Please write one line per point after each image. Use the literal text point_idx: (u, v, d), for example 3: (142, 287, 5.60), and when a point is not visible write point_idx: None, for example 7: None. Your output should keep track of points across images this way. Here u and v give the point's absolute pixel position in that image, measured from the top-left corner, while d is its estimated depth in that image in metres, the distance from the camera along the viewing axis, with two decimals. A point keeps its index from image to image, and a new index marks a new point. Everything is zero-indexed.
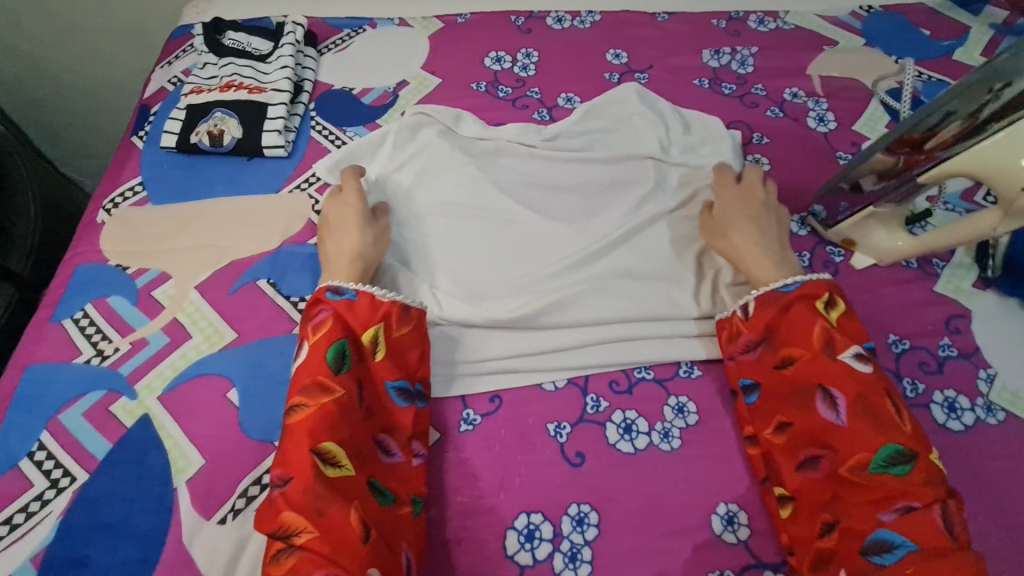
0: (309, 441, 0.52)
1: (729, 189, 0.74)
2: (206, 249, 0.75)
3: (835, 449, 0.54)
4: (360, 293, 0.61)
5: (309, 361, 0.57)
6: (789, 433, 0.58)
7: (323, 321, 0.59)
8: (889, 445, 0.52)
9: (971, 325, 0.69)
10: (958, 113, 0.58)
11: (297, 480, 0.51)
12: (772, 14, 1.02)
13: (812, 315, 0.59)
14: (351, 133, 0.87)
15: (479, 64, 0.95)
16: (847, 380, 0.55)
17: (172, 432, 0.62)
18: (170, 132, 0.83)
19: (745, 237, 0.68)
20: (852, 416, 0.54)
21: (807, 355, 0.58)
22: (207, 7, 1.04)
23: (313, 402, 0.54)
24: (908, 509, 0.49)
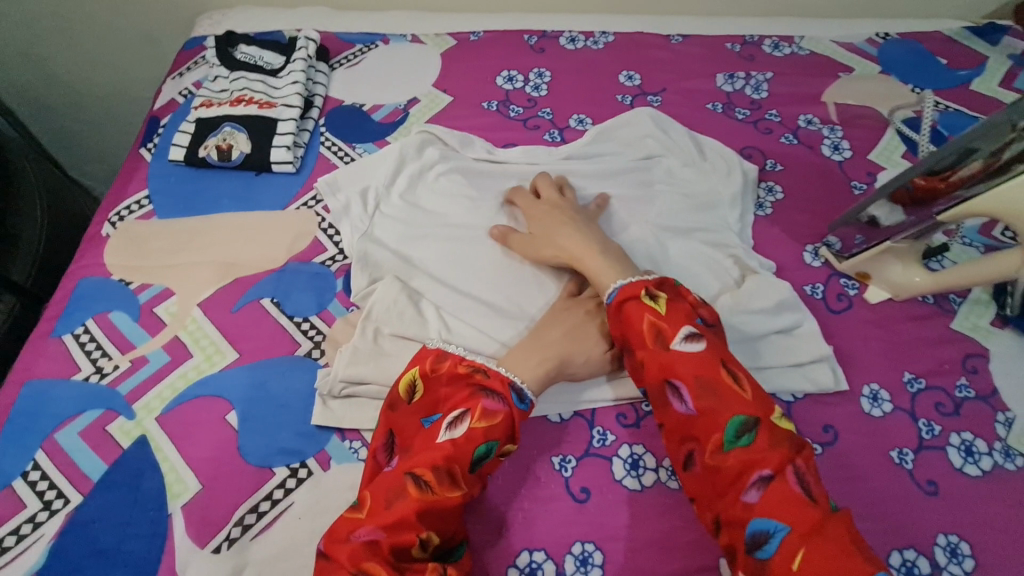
0: (420, 519, 0.50)
1: (529, 202, 0.76)
2: (211, 265, 0.74)
3: (699, 442, 0.53)
4: (531, 407, 0.60)
5: (462, 442, 0.54)
6: (666, 435, 0.56)
7: (496, 411, 0.57)
8: (734, 420, 0.51)
9: (989, 366, 0.68)
10: (980, 152, 0.57)
11: (394, 547, 0.49)
12: (787, 39, 1.02)
13: (641, 312, 0.58)
14: (360, 150, 0.86)
15: (491, 82, 0.94)
16: (684, 367, 0.54)
17: (169, 455, 0.61)
18: (179, 146, 0.83)
19: (571, 240, 0.70)
20: (699, 404, 0.53)
21: (647, 355, 0.57)
22: (220, 19, 1.04)
23: (439, 489, 0.52)
24: (764, 480, 0.48)
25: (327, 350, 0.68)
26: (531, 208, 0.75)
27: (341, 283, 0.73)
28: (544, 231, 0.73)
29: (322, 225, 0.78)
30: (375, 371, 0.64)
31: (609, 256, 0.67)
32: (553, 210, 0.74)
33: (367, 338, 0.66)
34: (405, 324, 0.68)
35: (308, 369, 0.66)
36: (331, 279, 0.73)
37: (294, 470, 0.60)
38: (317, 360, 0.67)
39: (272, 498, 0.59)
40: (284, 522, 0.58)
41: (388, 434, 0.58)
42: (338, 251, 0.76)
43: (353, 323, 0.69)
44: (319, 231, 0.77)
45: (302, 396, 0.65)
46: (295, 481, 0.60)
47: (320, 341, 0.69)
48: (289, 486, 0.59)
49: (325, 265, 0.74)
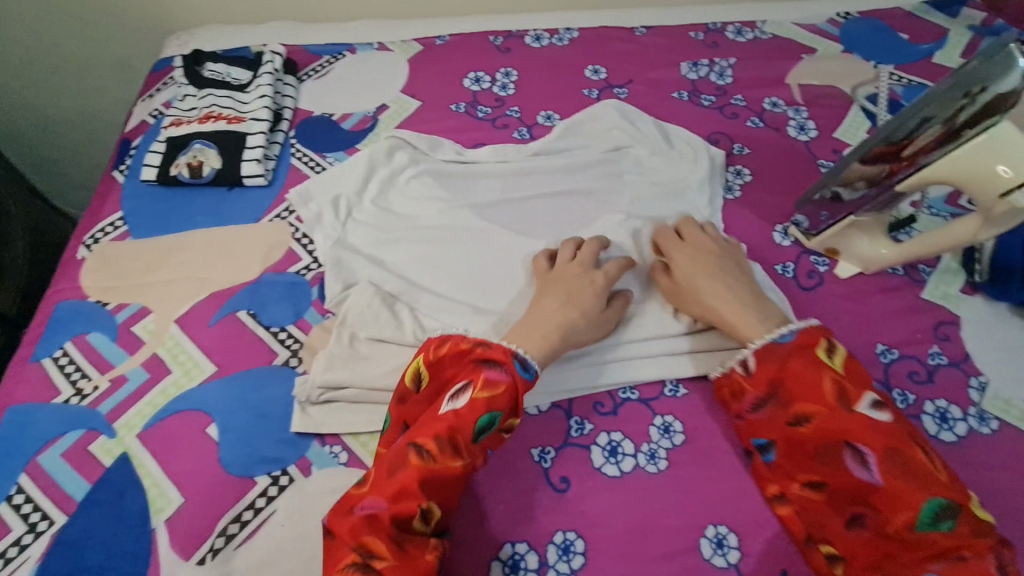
0: (421, 492, 0.51)
1: (672, 246, 0.71)
2: (187, 281, 0.75)
3: (880, 510, 0.51)
4: (536, 378, 0.59)
5: (464, 412, 0.54)
6: (825, 493, 0.54)
7: (498, 381, 0.56)
8: (930, 499, 0.49)
9: (961, 332, 0.68)
10: (936, 119, 0.56)
11: (395, 518, 0.50)
12: (750, 24, 1.03)
13: (816, 368, 0.57)
14: (331, 159, 0.87)
15: (458, 84, 0.95)
16: (873, 432, 0.52)
17: (151, 471, 0.62)
18: (150, 165, 0.84)
19: (717, 296, 0.65)
20: (885, 472, 0.51)
21: (823, 411, 0.55)
22: (188, 39, 1.05)
23: (439, 459, 0.52)
24: (959, 560, 0.47)
25: (304, 358, 0.68)
26: (676, 253, 0.70)
27: (316, 291, 0.73)
28: (688, 282, 0.67)
29: (296, 235, 0.78)
30: (352, 375, 0.65)
31: (766, 318, 0.63)
32: (699, 258, 0.69)
33: (343, 342, 0.67)
34: (381, 326, 0.68)
35: (286, 377, 0.67)
36: (306, 287, 0.74)
37: (275, 477, 0.61)
38: (295, 368, 0.68)
39: (255, 506, 0.59)
40: (267, 530, 0.58)
41: (401, 427, 0.58)
42: (312, 260, 0.76)
43: (330, 329, 0.70)
44: (293, 241, 0.78)
45: (281, 404, 0.65)
46: (277, 489, 0.60)
47: (297, 350, 0.69)
48: (271, 493, 0.60)
49: (300, 275, 0.75)
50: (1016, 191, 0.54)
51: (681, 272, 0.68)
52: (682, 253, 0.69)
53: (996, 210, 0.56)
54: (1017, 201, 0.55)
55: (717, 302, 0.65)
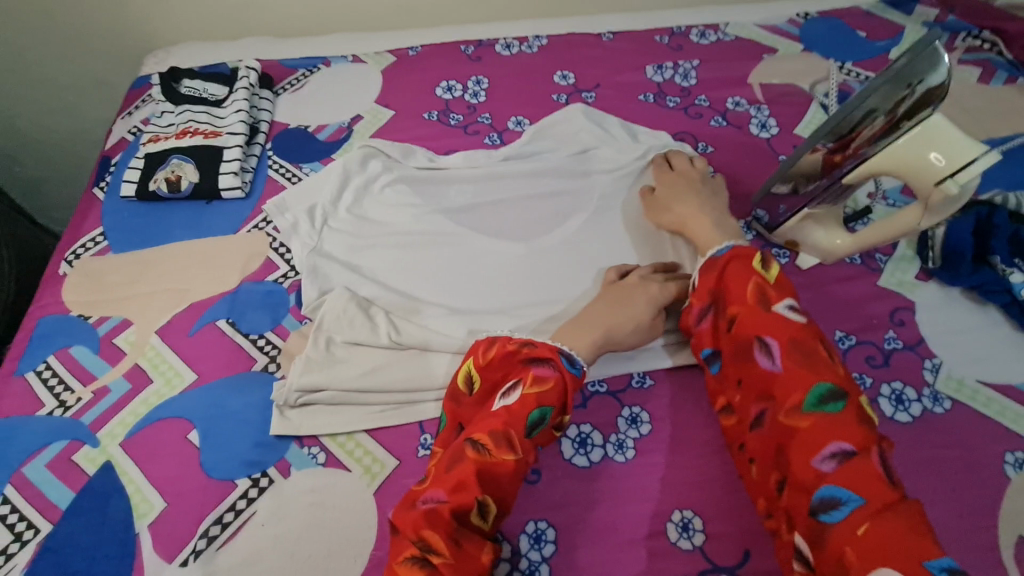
0: (479, 486, 0.52)
1: (661, 172, 0.81)
2: (168, 292, 0.76)
3: (779, 402, 0.53)
4: (583, 374, 0.61)
5: (517, 408, 0.56)
6: (741, 391, 0.57)
7: (546, 377, 0.57)
8: (822, 389, 0.51)
9: (916, 317, 0.71)
10: (879, 111, 0.59)
11: (455, 512, 0.51)
12: (713, 26, 1.06)
13: (747, 272, 0.59)
14: (307, 170, 0.89)
15: (431, 93, 0.98)
16: (781, 328, 0.55)
17: (134, 478, 0.63)
18: (130, 182, 0.85)
19: (688, 207, 0.75)
20: (789, 365, 0.53)
21: (744, 310, 0.58)
22: (165, 56, 1.07)
23: (496, 454, 0.53)
24: (844, 454, 0.48)
25: (282, 363, 0.70)
26: (662, 175, 0.80)
27: (294, 298, 0.75)
28: (665, 198, 0.78)
29: (273, 244, 0.81)
30: (328, 377, 0.67)
31: (724, 226, 0.72)
32: (682, 180, 0.79)
33: (319, 347, 0.69)
34: (357, 330, 0.70)
35: (264, 383, 0.69)
36: (283, 295, 0.76)
37: (255, 480, 0.62)
38: (273, 374, 0.69)
39: (236, 508, 0.61)
40: (248, 530, 0.60)
41: (456, 426, 0.60)
42: (290, 268, 0.78)
43: (306, 334, 0.72)
44: (270, 250, 0.80)
45: (260, 409, 0.67)
46: (257, 491, 0.62)
47: (275, 355, 0.71)
48: (251, 495, 0.62)
49: (278, 283, 0.77)
50: (948, 179, 0.57)
51: (666, 195, 0.78)
52: (669, 177, 0.80)
53: (933, 199, 0.58)
54: (949, 189, 0.57)
55: (686, 221, 0.74)
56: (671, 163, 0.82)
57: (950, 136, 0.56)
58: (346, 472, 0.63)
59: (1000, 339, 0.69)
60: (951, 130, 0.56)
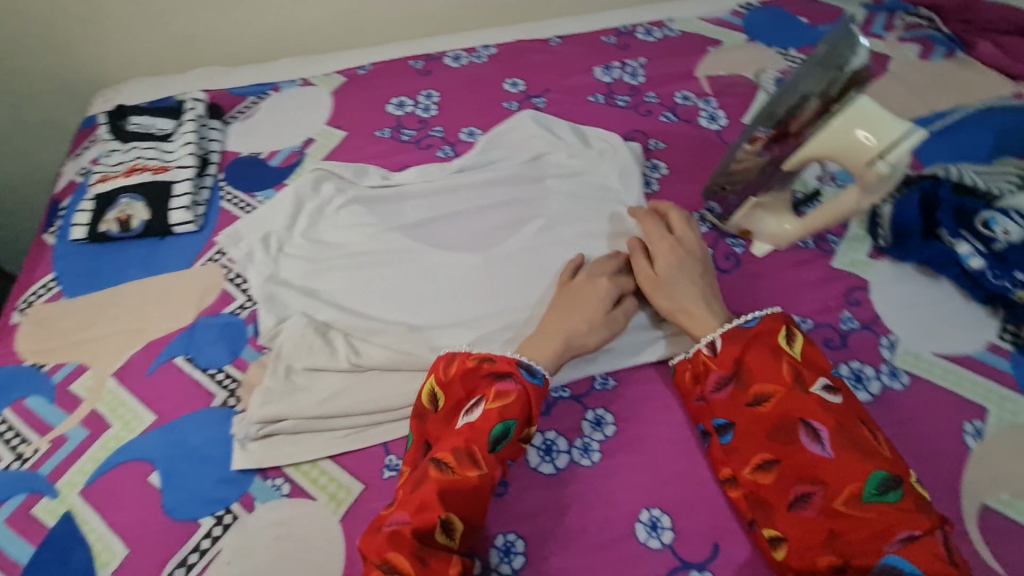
0: (443, 504, 0.51)
1: (661, 240, 0.72)
2: (123, 333, 0.75)
3: (826, 484, 0.52)
4: (546, 383, 0.61)
5: (478, 424, 0.56)
6: (774, 468, 0.55)
7: (507, 391, 0.58)
8: (877, 472, 0.51)
9: (870, 296, 0.72)
10: (812, 95, 0.60)
11: (418, 532, 0.50)
12: (658, 23, 1.07)
13: (778, 353, 0.59)
14: (261, 198, 0.88)
15: (382, 111, 0.98)
16: (825, 410, 0.55)
17: (95, 526, 0.62)
18: (80, 224, 0.84)
19: (688, 296, 0.67)
20: (837, 447, 0.53)
21: (782, 390, 0.57)
22: (113, 94, 1.06)
23: (459, 470, 0.53)
24: (911, 537, 0.47)
25: (242, 396, 0.69)
26: (662, 246, 0.71)
27: (252, 328, 0.75)
28: (664, 277, 0.69)
29: (229, 275, 0.80)
30: (288, 407, 0.66)
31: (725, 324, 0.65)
32: (683, 259, 0.70)
33: (278, 376, 0.68)
34: (317, 356, 0.70)
35: (225, 417, 0.68)
36: (241, 326, 0.75)
37: (219, 517, 0.61)
38: (234, 407, 0.69)
39: (201, 547, 0.60)
40: (214, 570, 0.59)
41: (422, 445, 0.59)
42: (247, 298, 0.78)
43: (265, 364, 0.71)
44: (226, 282, 0.79)
45: (222, 444, 0.66)
46: (221, 528, 0.61)
47: (235, 389, 0.70)
48: (215, 533, 0.61)
49: (235, 314, 0.76)
50: (879, 159, 0.56)
51: (668, 262, 0.70)
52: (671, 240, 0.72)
53: (867, 178, 0.58)
54: (881, 169, 0.57)
55: (686, 298, 0.67)
56: (671, 222, 0.75)
57: (877, 115, 0.56)
58: (311, 501, 0.62)
59: (953, 310, 0.70)
60: (880, 113, 0.56)
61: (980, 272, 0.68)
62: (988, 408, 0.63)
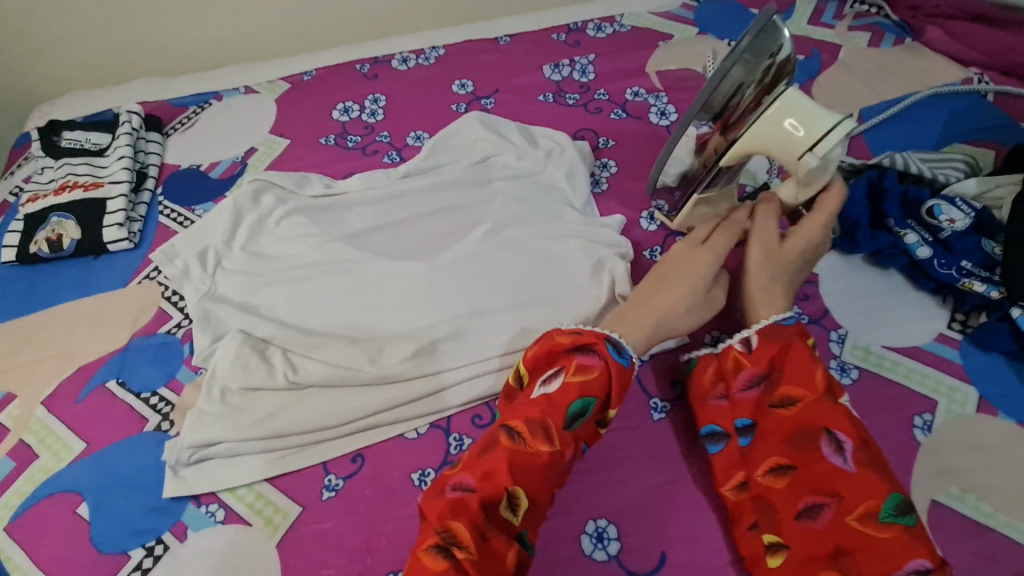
0: (511, 477, 0.48)
1: (814, 224, 0.61)
2: (53, 358, 0.72)
3: (842, 499, 0.48)
4: (632, 362, 0.56)
5: (556, 397, 0.51)
6: (790, 476, 0.51)
7: (591, 366, 0.53)
8: (896, 494, 0.47)
9: (819, 289, 0.71)
10: (748, 83, 0.56)
11: (483, 503, 0.47)
12: (608, 19, 1.05)
13: (812, 356, 0.54)
14: (200, 212, 0.85)
15: (327, 117, 0.95)
16: (853, 423, 0.50)
17: (19, 563, 0.59)
18: (9, 246, 0.81)
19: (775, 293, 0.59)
20: (861, 464, 0.48)
21: (809, 396, 0.52)
22: (50, 109, 1.02)
23: (533, 444, 0.49)
24: (922, 569, 0.44)
25: (176, 420, 0.66)
26: (807, 232, 0.61)
27: (188, 348, 0.72)
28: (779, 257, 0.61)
29: (166, 293, 0.77)
30: (222, 429, 0.63)
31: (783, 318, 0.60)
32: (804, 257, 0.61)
33: (213, 398, 0.66)
34: (253, 374, 0.67)
35: (157, 442, 0.65)
36: (177, 345, 0.72)
37: (150, 548, 0.59)
38: (167, 431, 0.66)
39: None
40: None
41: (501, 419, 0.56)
42: (183, 316, 0.75)
43: (200, 385, 0.68)
44: (163, 300, 0.77)
45: (154, 471, 0.63)
46: (152, 560, 0.58)
47: (169, 412, 0.67)
48: (146, 565, 0.58)
49: (171, 333, 0.73)
50: (809, 152, 0.56)
51: (796, 249, 0.61)
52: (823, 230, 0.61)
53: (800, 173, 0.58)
54: (811, 162, 0.56)
55: (774, 286, 0.60)
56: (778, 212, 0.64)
57: (806, 107, 0.55)
58: (246, 527, 0.60)
59: (902, 301, 0.69)
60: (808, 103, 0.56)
61: (928, 262, 0.68)
62: (937, 400, 0.62)
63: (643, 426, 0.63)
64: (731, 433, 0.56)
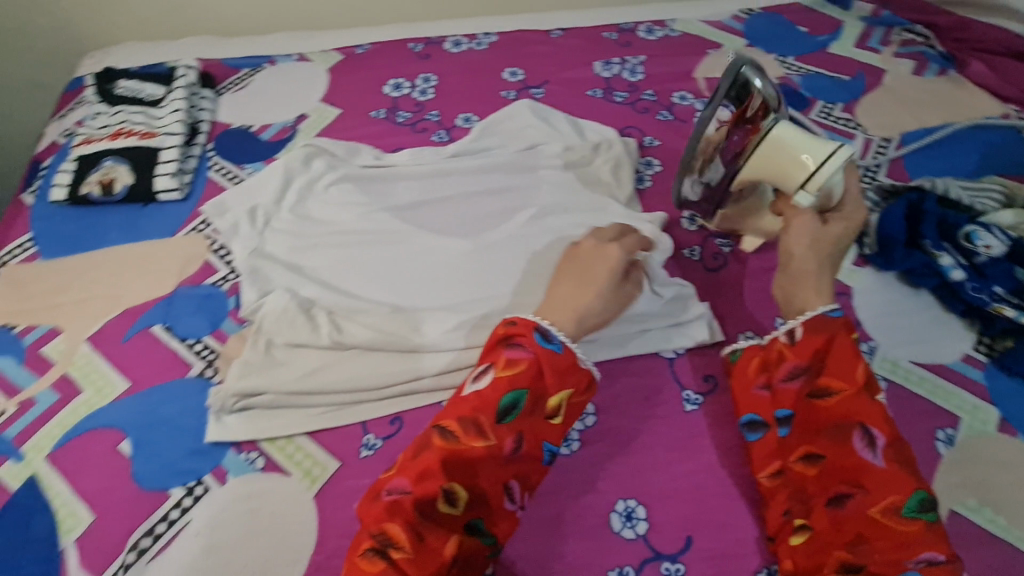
0: (444, 475, 0.49)
1: (848, 212, 0.62)
2: (100, 299, 0.74)
3: (867, 491, 0.50)
4: (566, 348, 0.55)
5: (487, 393, 0.52)
6: (819, 464, 0.53)
7: (519, 358, 0.53)
8: (920, 492, 0.49)
9: (852, 302, 0.73)
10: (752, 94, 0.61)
11: (419, 503, 0.49)
12: (660, 23, 1.07)
13: (855, 350, 0.55)
14: (249, 170, 0.87)
15: (378, 91, 0.97)
16: (887, 421, 0.52)
17: (60, 491, 0.61)
18: (60, 185, 0.82)
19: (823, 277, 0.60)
20: (890, 460, 0.50)
21: (848, 389, 0.53)
22: (102, 57, 1.03)
23: (463, 441, 0.50)
24: (932, 562, 0.46)
25: (220, 368, 0.68)
26: (843, 218, 0.62)
27: (233, 301, 0.73)
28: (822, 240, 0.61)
29: (213, 247, 0.78)
30: (268, 381, 0.65)
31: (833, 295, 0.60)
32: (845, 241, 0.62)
33: (258, 350, 0.67)
34: (298, 331, 0.69)
35: (201, 388, 0.67)
36: (223, 298, 0.74)
37: (190, 488, 0.61)
38: (211, 379, 0.67)
39: (169, 518, 0.59)
40: (181, 541, 0.58)
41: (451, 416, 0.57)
42: (229, 270, 0.76)
43: (245, 337, 0.70)
44: (210, 253, 0.78)
45: (196, 415, 0.65)
46: (192, 500, 0.60)
47: (213, 360, 0.69)
48: (185, 504, 0.60)
49: (217, 286, 0.75)
50: (801, 189, 0.60)
51: (837, 233, 0.61)
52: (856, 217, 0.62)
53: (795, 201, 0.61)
54: (804, 200, 0.60)
55: (821, 274, 0.60)
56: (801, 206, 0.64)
57: (800, 140, 0.60)
58: (285, 477, 0.61)
59: (932, 320, 0.71)
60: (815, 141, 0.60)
61: (960, 284, 0.70)
62: (960, 417, 0.65)
63: (675, 416, 0.65)
64: (771, 424, 0.59)
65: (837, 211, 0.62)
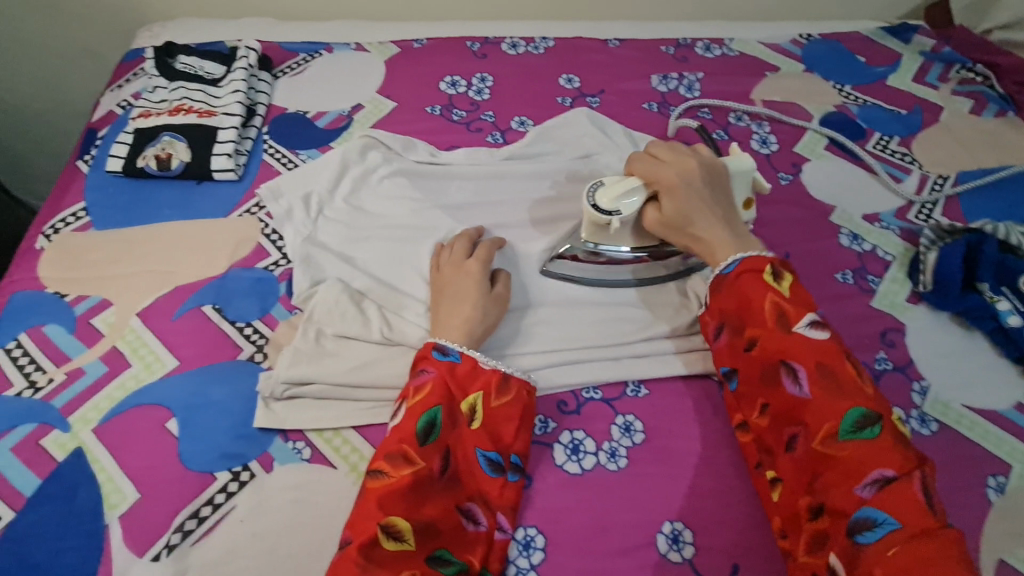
0: (382, 513, 0.51)
1: (661, 182, 0.64)
2: (151, 274, 0.73)
3: (807, 428, 0.52)
4: (464, 356, 0.61)
5: (403, 425, 0.56)
6: (768, 413, 0.56)
7: (423, 382, 0.58)
8: (854, 412, 0.50)
9: (905, 339, 0.72)
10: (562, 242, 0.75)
11: (364, 547, 0.50)
12: (718, 41, 1.07)
13: (763, 287, 0.57)
14: (304, 157, 0.86)
15: (434, 87, 0.96)
16: (807, 350, 0.53)
17: (105, 465, 0.60)
18: (116, 157, 0.82)
19: (707, 230, 0.62)
20: (815, 388, 0.52)
21: (763, 332, 0.56)
22: (159, 31, 1.03)
23: (393, 474, 0.53)
24: (885, 480, 0.47)
25: (270, 354, 0.68)
26: (663, 189, 0.64)
27: (284, 287, 0.73)
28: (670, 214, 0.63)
29: (266, 231, 0.78)
30: (316, 370, 0.65)
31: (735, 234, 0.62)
32: (688, 193, 0.63)
33: (308, 339, 0.67)
34: (349, 324, 0.68)
35: (250, 373, 0.66)
36: (274, 283, 0.73)
37: (236, 474, 0.60)
38: (260, 364, 0.67)
39: (214, 502, 0.59)
40: (225, 526, 0.58)
41: None
42: (282, 256, 0.76)
43: (296, 325, 0.70)
44: (262, 236, 0.78)
45: (245, 399, 0.64)
46: (237, 485, 0.60)
47: (263, 345, 0.69)
48: (230, 489, 0.59)
49: (268, 270, 0.75)
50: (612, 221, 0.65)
51: (671, 204, 0.63)
52: (669, 181, 0.64)
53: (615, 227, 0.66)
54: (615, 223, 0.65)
55: (706, 230, 0.63)
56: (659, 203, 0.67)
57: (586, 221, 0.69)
58: (332, 470, 0.61)
59: (985, 364, 0.71)
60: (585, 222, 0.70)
61: (1018, 331, 0.69)
62: (1012, 465, 0.64)
63: (725, 440, 0.65)
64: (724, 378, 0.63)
65: (660, 186, 0.64)
